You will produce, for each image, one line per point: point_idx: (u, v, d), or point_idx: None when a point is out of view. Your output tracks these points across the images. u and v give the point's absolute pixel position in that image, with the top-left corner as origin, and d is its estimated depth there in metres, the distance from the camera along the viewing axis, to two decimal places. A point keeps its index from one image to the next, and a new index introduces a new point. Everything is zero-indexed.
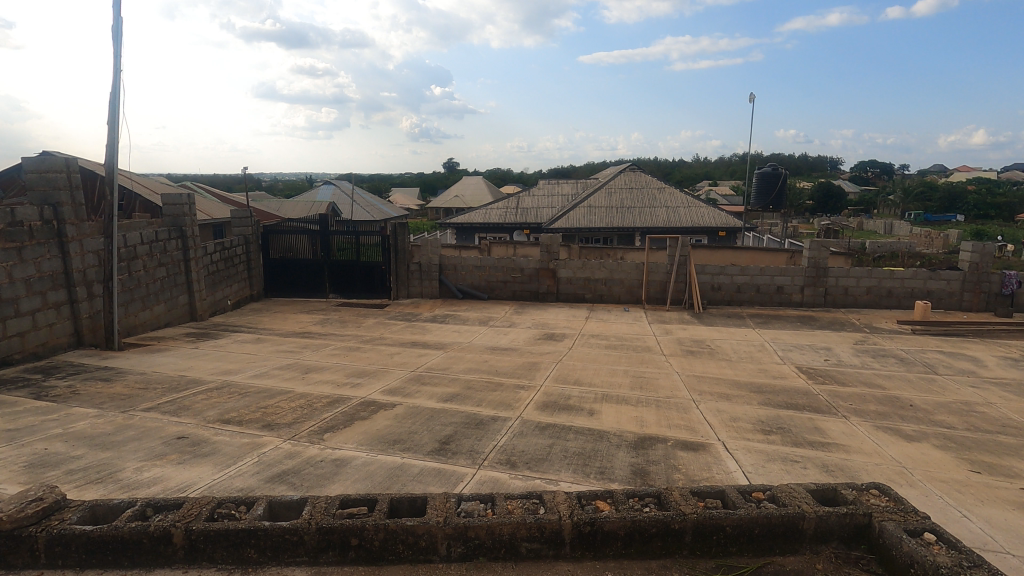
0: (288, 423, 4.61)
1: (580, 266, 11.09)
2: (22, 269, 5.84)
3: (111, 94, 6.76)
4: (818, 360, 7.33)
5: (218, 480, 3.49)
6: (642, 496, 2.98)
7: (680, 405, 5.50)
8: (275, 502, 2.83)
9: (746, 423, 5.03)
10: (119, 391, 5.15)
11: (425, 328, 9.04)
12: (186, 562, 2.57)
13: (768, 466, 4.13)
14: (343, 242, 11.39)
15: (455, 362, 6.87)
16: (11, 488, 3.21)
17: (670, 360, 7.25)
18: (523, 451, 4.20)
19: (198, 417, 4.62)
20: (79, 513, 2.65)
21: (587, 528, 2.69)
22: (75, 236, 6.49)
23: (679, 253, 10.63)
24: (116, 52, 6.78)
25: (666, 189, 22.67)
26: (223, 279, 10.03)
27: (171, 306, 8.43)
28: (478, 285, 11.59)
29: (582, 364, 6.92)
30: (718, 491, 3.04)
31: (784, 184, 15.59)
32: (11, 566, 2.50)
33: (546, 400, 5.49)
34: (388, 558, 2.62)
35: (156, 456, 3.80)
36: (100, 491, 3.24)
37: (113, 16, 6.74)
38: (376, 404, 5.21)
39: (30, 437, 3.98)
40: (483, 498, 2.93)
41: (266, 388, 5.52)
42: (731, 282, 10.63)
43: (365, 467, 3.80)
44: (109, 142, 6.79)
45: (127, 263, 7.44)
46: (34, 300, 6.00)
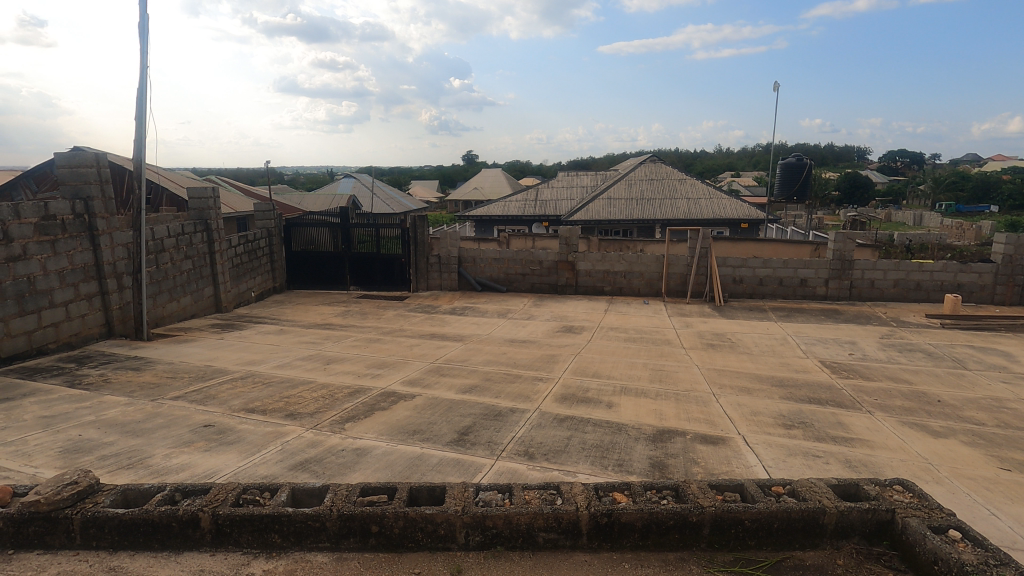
0: (310, 413, 4.70)
1: (599, 259, 11.04)
2: (55, 261, 6.03)
3: (138, 90, 6.91)
4: (842, 354, 7.21)
5: (243, 467, 3.58)
6: (660, 488, 2.98)
7: (700, 398, 5.46)
8: (299, 489, 2.90)
9: (767, 417, 4.98)
10: (148, 380, 5.31)
11: (444, 320, 9.11)
12: (213, 545, 2.65)
13: (790, 460, 4.08)
14: (364, 234, 11.56)
15: (474, 354, 6.92)
16: (48, 472, 3.34)
17: (690, 353, 7.21)
18: (541, 442, 4.22)
19: (224, 406, 4.75)
20: (111, 496, 2.75)
21: (604, 519, 2.70)
22: (106, 230, 6.67)
23: (700, 246, 10.51)
24: (143, 49, 6.93)
25: (687, 181, 22.36)
26: (247, 271, 10.22)
27: (197, 298, 8.63)
28: (497, 278, 11.61)
29: (601, 356, 6.91)
30: (736, 484, 3.01)
31: (809, 175, 15.26)
32: (48, 547, 2.60)
33: (564, 393, 5.50)
34: (407, 546, 2.66)
35: (184, 443, 3.91)
36: (131, 476, 3.36)
37: (140, 13, 6.88)
38: (396, 395, 5.28)
39: (65, 423, 4.13)
40: (501, 488, 2.96)
41: (288, 379, 5.63)
42: (753, 275, 10.47)
43: (385, 457, 3.86)
44: (137, 138, 6.96)
45: (155, 256, 7.64)
46: (67, 291, 6.19)
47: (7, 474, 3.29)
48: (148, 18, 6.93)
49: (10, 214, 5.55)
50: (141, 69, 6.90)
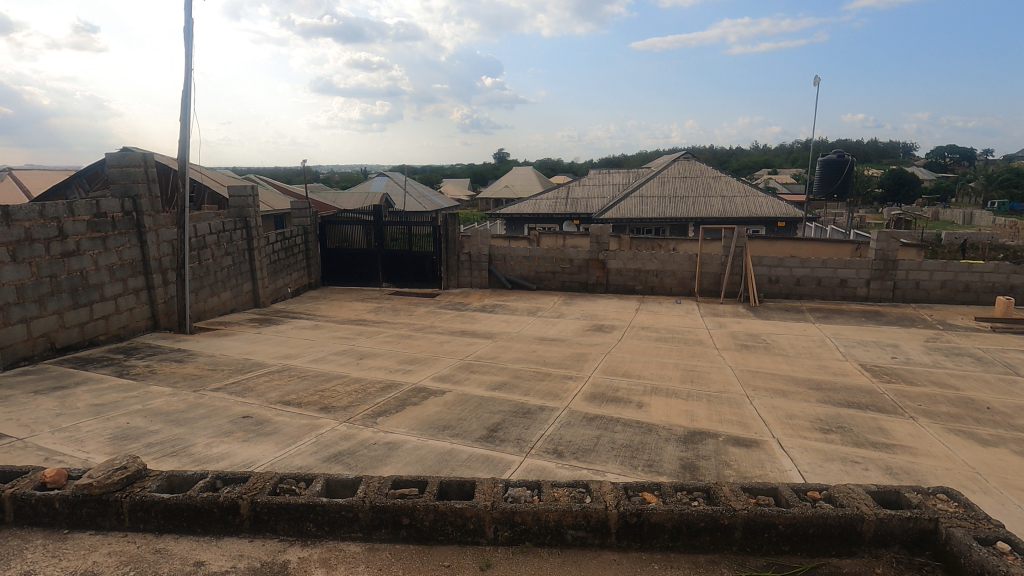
0: (343, 406, 4.81)
1: (631, 257, 10.93)
2: (105, 257, 6.32)
3: (183, 92, 7.17)
4: (883, 357, 6.97)
5: (280, 458, 3.69)
6: (690, 490, 2.95)
7: (732, 400, 5.36)
8: (333, 479, 2.98)
9: (804, 421, 4.85)
10: (190, 372, 5.52)
11: (474, 317, 9.18)
12: (252, 532, 2.74)
13: (826, 465, 3.98)
14: (396, 232, 11.73)
15: (504, 352, 6.95)
16: (99, 457, 3.51)
17: (723, 353, 7.08)
18: (570, 441, 4.22)
19: (261, 398, 4.90)
20: (157, 481, 2.87)
21: (634, 519, 2.69)
22: (152, 227, 6.95)
23: (734, 245, 10.29)
24: (188, 53, 7.20)
25: (722, 179, 21.92)
26: (284, 268, 10.49)
27: (236, 293, 8.91)
28: (528, 276, 11.61)
29: (632, 356, 6.86)
30: (770, 488, 2.96)
31: (850, 172, 14.78)
32: (99, 527, 2.74)
33: (594, 391, 5.48)
34: (437, 538, 2.70)
35: (224, 433, 4.05)
36: (174, 464, 3.50)
37: (186, 17, 7.14)
38: (427, 391, 5.35)
39: (114, 411, 4.34)
40: (531, 485, 2.97)
41: (322, 373, 5.78)
42: (790, 275, 10.20)
43: (415, 451, 3.93)
44: (182, 138, 7.22)
45: (198, 252, 7.92)
46: (116, 285, 6.48)
47: (61, 458, 3.47)
48: (193, 22, 7.19)
49: (64, 211, 5.83)
50: (186, 72, 7.16)
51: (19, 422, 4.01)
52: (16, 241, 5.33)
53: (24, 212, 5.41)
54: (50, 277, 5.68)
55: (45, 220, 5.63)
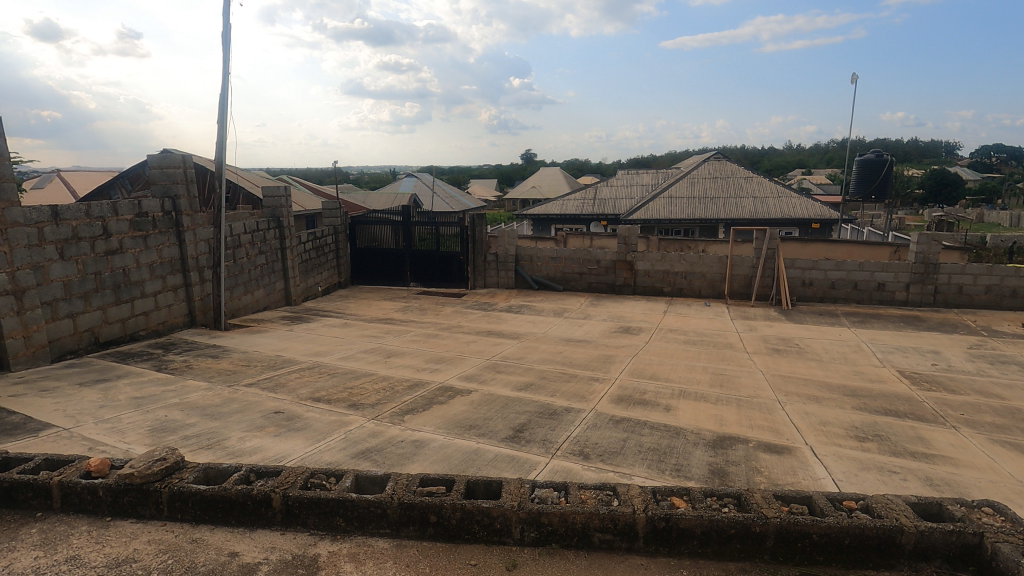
0: (371, 404, 4.88)
1: (659, 258, 10.80)
2: (146, 255, 6.55)
3: (221, 95, 7.38)
4: (924, 364, 6.72)
5: (310, 453, 3.76)
6: (721, 496, 2.90)
7: (763, 405, 5.24)
8: (362, 476, 3.03)
9: (838, 428, 4.72)
10: (225, 367, 5.68)
11: (500, 317, 9.20)
12: (284, 525, 2.80)
13: (862, 475, 3.85)
14: (424, 233, 11.85)
15: (530, 352, 6.95)
16: (139, 449, 3.64)
17: (753, 357, 6.94)
18: (597, 443, 4.20)
19: (293, 394, 5.01)
20: (194, 473, 2.97)
21: (662, 523, 2.65)
22: (190, 227, 7.17)
23: (766, 246, 10.07)
24: (225, 57, 7.41)
25: (754, 179, 21.50)
26: (315, 267, 10.70)
27: (269, 291, 9.13)
28: (555, 277, 11.57)
29: (659, 358, 6.77)
30: (804, 496, 2.89)
31: (889, 172, 14.29)
32: (140, 516, 2.84)
33: (620, 394, 5.43)
34: (464, 537, 2.71)
35: (257, 428, 4.15)
36: (210, 456, 3.61)
37: (225, 22, 7.35)
38: (454, 390, 5.39)
39: (153, 404, 4.49)
40: (557, 486, 2.96)
41: (351, 370, 5.87)
42: (824, 278, 9.93)
43: (442, 449, 3.95)
44: (219, 140, 7.44)
45: (233, 251, 8.13)
46: (155, 282, 6.71)
47: (104, 447, 3.61)
48: (231, 27, 7.39)
49: (109, 211, 6.06)
50: (223, 75, 7.37)
51: (65, 412, 4.19)
52: (64, 239, 5.55)
53: (72, 212, 5.64)
54: (95, 274, 5.90)
55: (91, 220, 5.86)
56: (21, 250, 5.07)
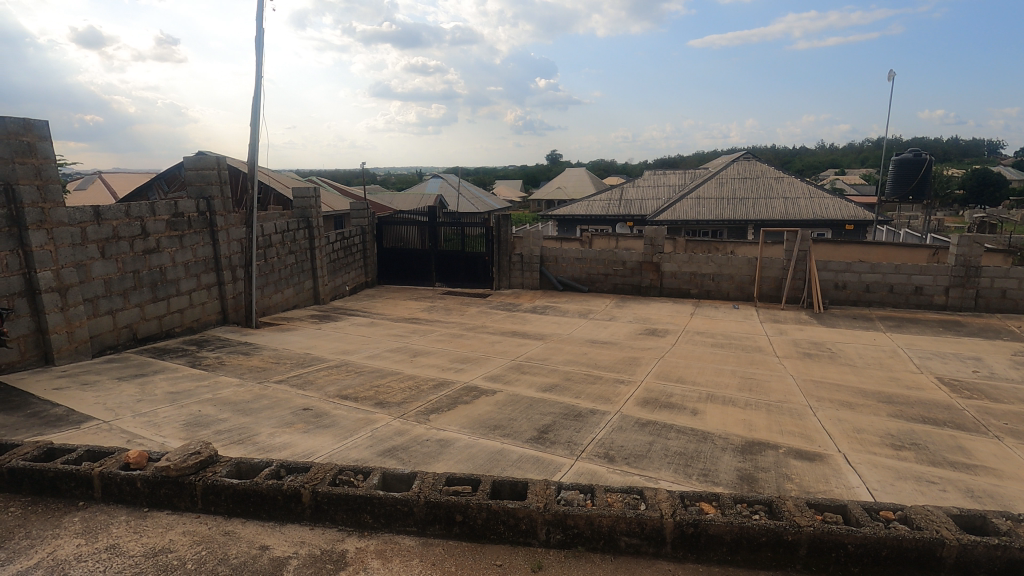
0: (397, 402, 4.93)
1: (686, 260, 10.67)
2: (182, 254, 6.75)
3: (254, 99, 7.56)
4: (964, 371, 6.47)
5: (337, 450, 3.82)
6: (751, 503, 2.84)
7: (794, 410, 5.12)
8: (389, 474, 3.06)
9: (873, 436, 4.58)
10: (255, 364, 5.80)
11: (525, 318, 9.19)
12: (312, 520, 2.84)
13: (899, 484, 3.73)
14: (450, 233, 11.94)
15: (555, 353, 6.93)
16: (174, 442, 3.74)
17: (784, 361, 6.79)
18: (622, 446, 4.16)
19: (321, 391, 5.09)
20: (227, 467, 3.04)
21: (690, 529, 2.61)
22: (223, 227, 7.36)
23: (798, 248, 9.84)
24: (259, 61, 7.58)
25: (784, 179, 21.05)
26: (343, 266, 10.87)
27: (298, 290, 9.30)
28: (580, 277, 11.50)
29: (686, 361, 6.67)
30: (838, 505, 2.81)
31: (928, 172, 13.81)
32: (175, 508, 2.92)
33: (646, 396, 5.37)
34: (490, 537, 2.72)
35: (286, 424, 4.23)
36: (241, 451, 3.69)
37: (258, 27, 7.52)
38: (478, 390, 5.40)
39: (188, 399, 4.62)
40: (583, 489, 2.95)
41: (377, 369, 5.93)
42: (858, 281, 9.66)
43: (467, 449, 3.97)
44: (252, 142, 7.62)
45: (264, 250, 8.31)
46: (190, 281, 6.90)
47: (141, 440, 3.72)
48: (264, 31, 7.55)
49: (148, 211, 6.26)
50: (256, 79, 7.54)
51: (105, 405, 4.34)
52: (106, 238, 5.75)
53: (113, 212, 5.83)
54: (133, 272, 6.10)
55: (131, 219, 6.05)
56: (66, 249, 5.26)
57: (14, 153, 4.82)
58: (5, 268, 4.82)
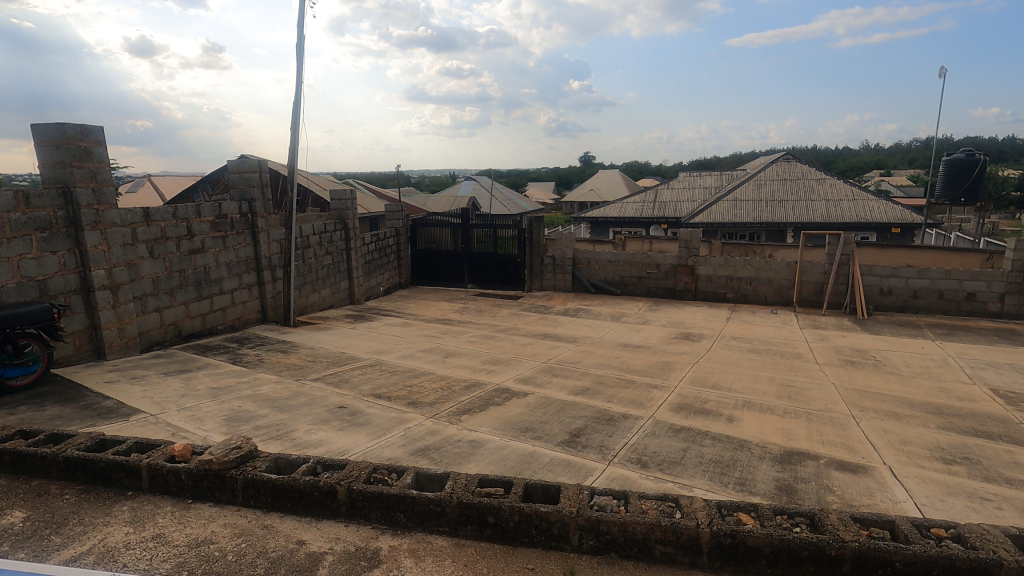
0: (429, 402, 4.97)
1: (722, 263, 10.45)
2: (224, 254, 6.98)
3: (294, 103, 7.77)
4: (1021, 382, 6.13)
5: (371, 448, 3.88)
6: (792, 515, 2.76)
7: (836, 420, 4.94)
8: (422, 473, 3.09)
9: (922, 449, 4.38)
10: (293, 362, 5.95)
11: (556, 320, 9.15)
12: (347, 517, 2.89)
13: (949, 500, 3.55)
14: (483, 235, 12.02)
15: (587, 357, 6.88)
16: (216, 436, 3.87)
17: (825, 369, 6.57)
18: (655, 452, 4.09)
19: (355, 390, 5.18)
20: (266, 462, 3.12)
21: (728, 540, 2.55)
22: (264, 228, 7.58)
23: (840, 251, 9.50)
24: (299, 66, 7.78)
25: (826, 181, 20.41)
26: (377, 267, 11.04)
27: (334, 290, 9.50)
28: (612, 280, 11.38)
29: (722, 367, 6.53)
30: (885, 520, 2.70)
31: (982, 172, 13.16)
32: (217, 500, 3.01)
33: (680, 402, 5.28)
34: (522, 540, 2.71)
35: (322, 421, 4.32)
36: (279, 447, 3.79)
37: (299, 33, 7.72)
38: (510, 392, 5.40)
39: (229, 395, 4.76)
40: (617, 494, 2.91)
41: (410, 369, 6.00)
42: (905, 286, 9.27)
43: (498, 451, 3.97)
44: (292, 145, 7.83)
45: (303, 251, 8.52)
46: (232, 280, 7.13)
47: (185, 434, 3.86)
48: (304, 38, 7.75)
49: (194, 212, 6.49)
50: (297, 83, 7.75)
51: (152, 399, 4.52)
52: (154, 238, 5.99)
53: (161, 213, 6.06)
54: (180, 271, 6.33)
55: (178, 221, 6.28)
56: (117, 249, 5.50)
57: (72, 157, 5.05)
58: (63, 266, 5.06)
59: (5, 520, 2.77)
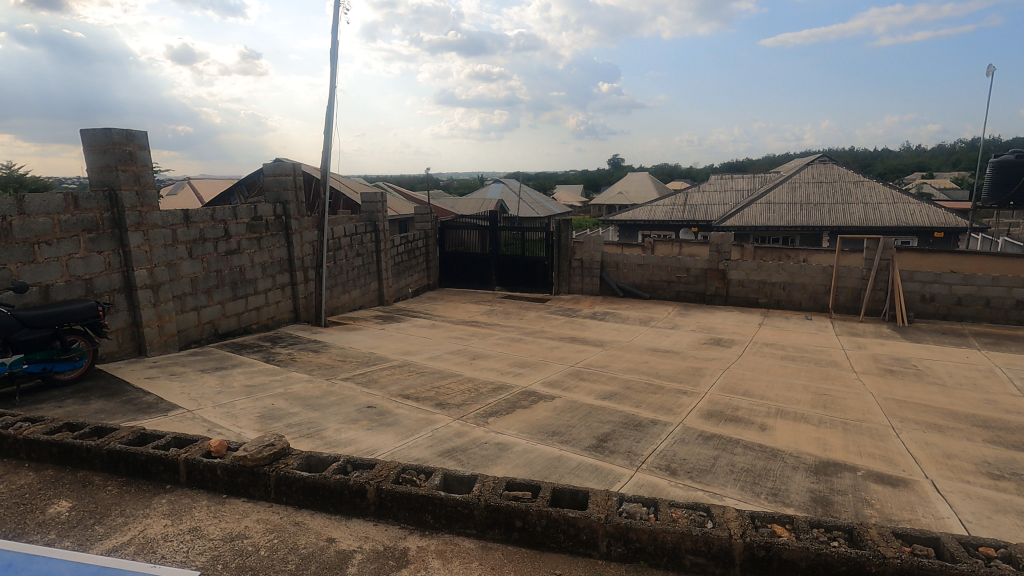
0: (457, 404, 4.99)
1: (754, 267, 10.23)
2: (259, 255, 7.15)
3: (328, 108, 7.93)
4: None
5: (399, 448, 3.91)
6: (829, 528, 2.67)
7: (874, 431, 4.77)
8: (450, 475, 3.10)
9: (967, 463, 4.19)
10: (324, 361, 6.05)
11: (584, 324, 9.09)
12: (376, 516, 2.92)
13: (998, 518, 3.39)
14: (510, 237, 12.04)
15: (615, 361, 6.81)
16: (249, 433, 3.96)
17: (862, 377, 6.36)
18: (685, 459, 4.02)
19: (384, 390, 5.24)
20: (298, 460, 3.17)
21: (762, 552, 2.48)
22: (297, 230, 7.74)
23: (879, 257, 9.19)
24: (332, 72, 7.94)
25: (864, 183, 19.79)
26: (406, 269, 11.16)
27: (364, 291, 9.63)
28: (641, 284, 11.25)
29: (754, 374, 6.38)
30: (930, 537, 2.58)
31: None
32: (250, 496, 3.07)
33: (710, 409, 5.18)
34: (549, 545, 2.69)
35: (351, 420, 4.38)
36: (310, 445, 3.85)
37: (333, 40, 7.88)
38: (537, 395, 5.38)
39: (262, 393, 4.88)
40: (646, 502, 2.87)
41: (438, 370, 6.04)
42: (948, 293, 8.91)
43: (525, 454, 3.96)
44: (325, 149, 7.98)
45: (334, 253, 8.68)
46: (266, 280, 7.30)
47: (220, 430, 3.96)
48: (338, 45, 7.91)
49: (231, 214, 6.67)
50: (331, 88, 7.91)
51: (190, 395, 4.65)
52: (193, 239, 6.18)
53: (200, 215, 6.25)
54: (217, 271, 6.51)
55: (216, 222, 6.47)
56: (158, 249, 5.70)
57: (118, 161, 5.24)
58: (108, 266, 5.27)
59: (52, 509, 2.89)
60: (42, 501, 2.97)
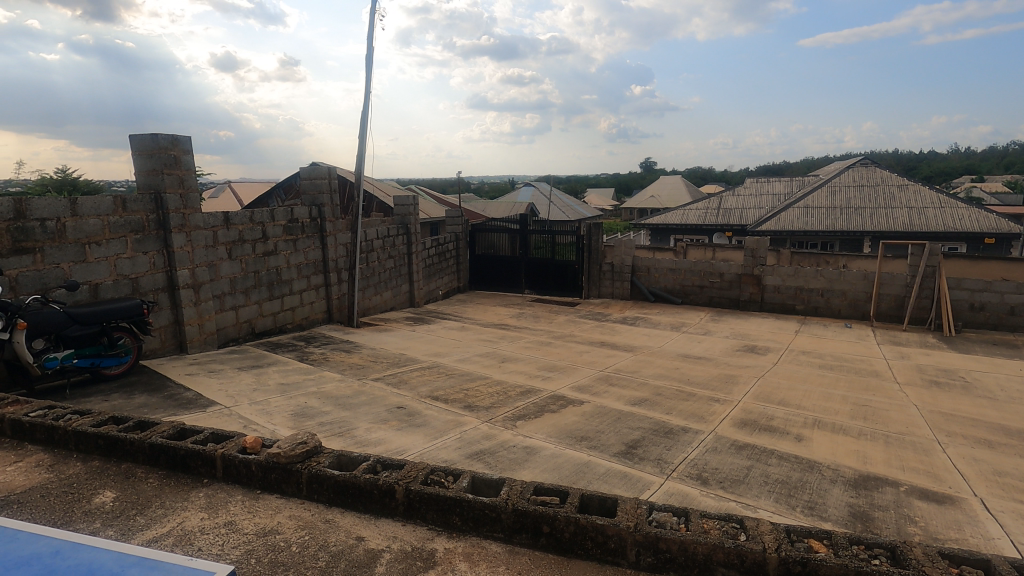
0: (485, 407, 5.00)
1: (791, 273, 9.96)
2: (295, 256, 7.33)
3: (363, 113, 8.08)
4: None
5: (428, 449, 3.94)
6: (870, 546, 2.57)
7: (918, 444, 4.58)
8: (478, 478, 3.10)
9: (1020, 482, 3.98)
10: (355, 361, 6.15)
11: (614, 329, 9.00)
12: (405, 516, 2.94)
13: None
14: (541, 241, 12.03)
15: (645, 366, 6.72)
16: (283, 431, 4.05)
17: (906, 389, 6.11)
18: (717, 468, 3.93)
19: (414, 391, 5.29)
20: (330, 458, 3.23)
21: (798, 567, 2.40)
22: (332, 232, 7.90)
23: (924, 264, 8.83)
24: (366, 78, 8.09)
25: (909, 187, 19.06)
26: (437, 272, 11.27)
27: (395, 293, 9.76)
28: (673, 289, 11.09)
29: (790, 383, 6.20)
30: (979, 558, 2.45)
31: None
32: (283, 492, 3.14)
33: (744, 417, 5.05)
34: (577, 552, 2.66)
35: (381, 420, 4.43)
36: (341, 443, 3.92)
37: (368, 47, 8.04)
38: (566, 399, 5.35)
39: (296, 391, 4.98)
40: (677, 511, 2.81)
41: (466, 372, 6.07)
42: (999, 302, 8.49)
43: (553, 458, 3.94)
44: (359, 153, 8.13)
45: (367, 254, 8.82)
46: (302, 281, 7.47)
47: (255, 427, 4.06)
48: (373, 51, 8.06)
49: (269, 217, 6.86)
50: (365, 94, 8.06)
51: (227, 392, 4.79)
52: (233, 241, 6.37)
53: (240, 217, 6.44)
54: (254, 272, 6.70)
55: (254, 224, 6.66)
56: (200, 250, 5.90)
57: (163, 165, 5.45)
58: (153, 266, 5.48)
59: (97, 499, 3.01)
60: (89, 491, 3.09)
